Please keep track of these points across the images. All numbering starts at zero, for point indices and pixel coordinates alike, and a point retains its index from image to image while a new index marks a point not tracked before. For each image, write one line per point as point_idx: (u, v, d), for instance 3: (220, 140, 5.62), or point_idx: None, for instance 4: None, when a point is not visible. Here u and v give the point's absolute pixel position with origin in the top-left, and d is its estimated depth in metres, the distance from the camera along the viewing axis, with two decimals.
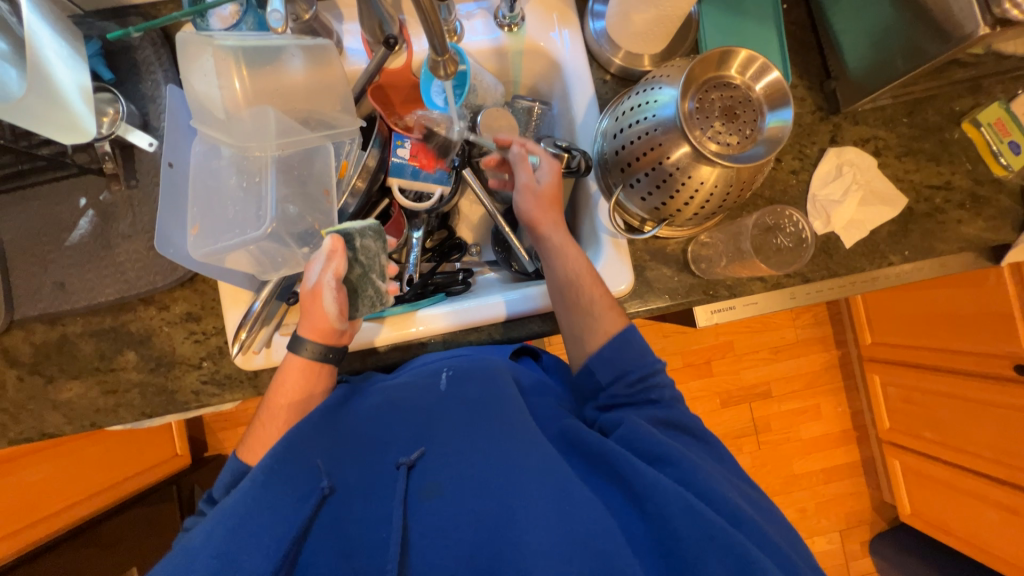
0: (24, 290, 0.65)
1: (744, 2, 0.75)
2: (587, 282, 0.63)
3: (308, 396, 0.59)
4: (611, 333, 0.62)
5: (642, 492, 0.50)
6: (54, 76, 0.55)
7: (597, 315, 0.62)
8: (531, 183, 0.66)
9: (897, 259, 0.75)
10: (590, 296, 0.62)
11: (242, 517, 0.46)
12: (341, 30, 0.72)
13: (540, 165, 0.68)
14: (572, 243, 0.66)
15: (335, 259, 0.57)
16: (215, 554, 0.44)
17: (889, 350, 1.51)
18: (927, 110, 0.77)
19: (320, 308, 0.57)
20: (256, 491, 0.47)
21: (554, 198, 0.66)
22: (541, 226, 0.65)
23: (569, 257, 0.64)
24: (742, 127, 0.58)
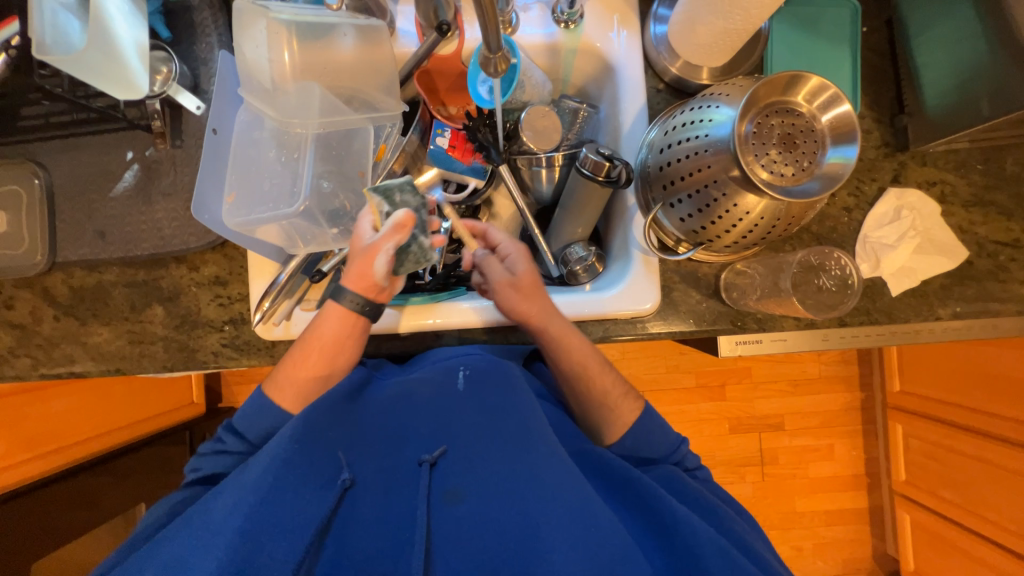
0: (67, 235, 0.68)
1: (819, 21, 0.70)
2: (594, 373, 0.63)
3: (340, 345, 0.59)
4: (630, 424, 0.63)
5: (660, 515, 0.52)
6: (114, 31, 0.56)
7: (614, 406, 0.64)
8: (509, 280, 0.63)
9: (946, 314, 0.70)
10: (602, 388, 0.63)
11: (267, 497, 0.47)
12: (395, 10, 0.71)
13: (511, 256, 0.66)
14: (571, 330, 0.63)
15: (403, 231, 0.54)
16: (239, 530, 0.44)
17: (917, 401, 1.44)
18: (1006, 159, 0.71)
19: (370, 267, 0.55)
20: (282, 471, 0.48)
21: (536, 286, 0.63)
22: (534, 322, 0.62)
23: (569, 348, 0.62)
24: (800, 158, 0.55)
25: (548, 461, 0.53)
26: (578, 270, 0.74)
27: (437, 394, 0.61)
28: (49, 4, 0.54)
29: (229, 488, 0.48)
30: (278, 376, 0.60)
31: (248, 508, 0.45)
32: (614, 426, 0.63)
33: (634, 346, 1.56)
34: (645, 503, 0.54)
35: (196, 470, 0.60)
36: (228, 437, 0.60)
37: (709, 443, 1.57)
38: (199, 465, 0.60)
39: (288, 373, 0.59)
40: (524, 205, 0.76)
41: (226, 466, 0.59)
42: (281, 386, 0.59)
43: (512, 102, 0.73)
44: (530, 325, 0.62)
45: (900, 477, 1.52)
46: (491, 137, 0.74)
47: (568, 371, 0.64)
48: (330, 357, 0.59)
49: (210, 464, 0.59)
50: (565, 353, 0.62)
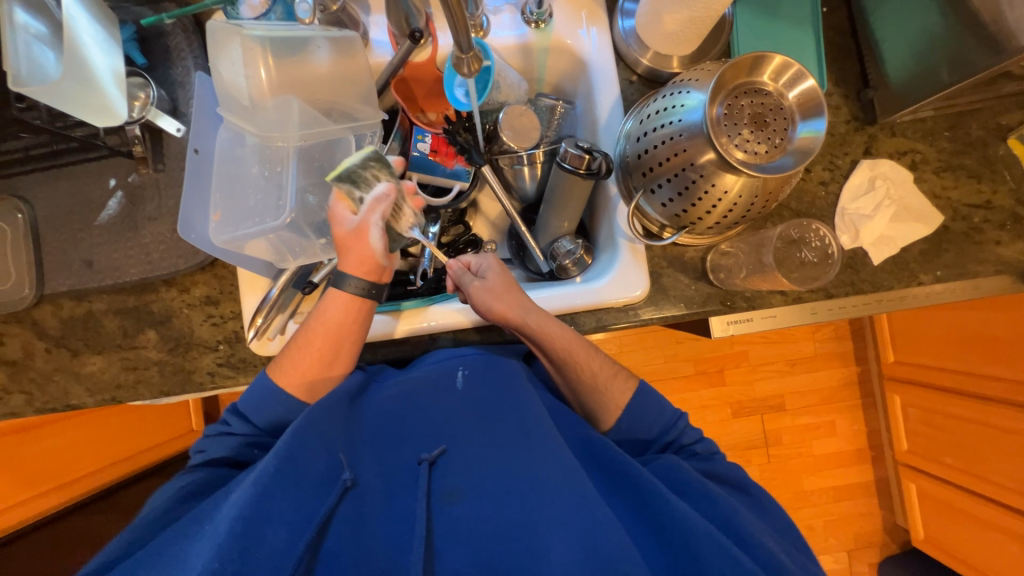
0: (54, 266, 0.68)
1: (781, 4, 0.72)
2: (581, 357, 0.64)
3: (343, 330, 0.62)
4: (624, 404, 0.64)
5: (658, 513, 0.52)
6: (89, 60, 0.57)
7: (604, 388, 0.64)
8: (480, 284, 0.64)
9: (927, 278, 0.72)
10: (589, 370, 0.64)
11: (264, 491, 0.47)
12: (367, 22, 0.72)
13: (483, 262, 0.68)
14: (550, 318, 0.64)
15: (383, 203, 0.60)
16: (237, 520, 0.44)
17: (912, 370, 1.46)
18: (971, 124, 0.74)
19: (366, 245, 0.60)
20: (282, 467, 0.48)
21: (507, 285, 0.64)
22: (511, 316, 0.62)
23: (551, 337, 0.63)
24: (772, 136, 0.56)
25: (548, 460, 0.54)
26: (567, 264, 0.75)
27: (434, 394, 0.61)
28: (22, 36, 0.54)
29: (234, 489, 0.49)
30: (283, 361, 0.62)
31: (245, 500, 0.45)
32: (609, 408, 0.64)
33: (631, 339, 1.57)
34: (643, 499, 0.53)
35: (202, 451, 0.61)
36: (236, 419, 0.62)
37: (713, 429, 1.58)
38: (205, 447, 0.61)
39: (294, 360, 0.61)
40: (510, 204, 0.77)
41: (232, 450, 0.60)
42: (287, 369, 0.61)
43: (489, 103, 0.73)
44: (509, 321, 0.62)
45: (902, 448, 1.53)
46: (471, 139, 0.74)
47: (558, 360, 0.64)
48: (336, 341, 0.61)
49: (215, 447, 0.60)
50: (550, 344, 0.63)
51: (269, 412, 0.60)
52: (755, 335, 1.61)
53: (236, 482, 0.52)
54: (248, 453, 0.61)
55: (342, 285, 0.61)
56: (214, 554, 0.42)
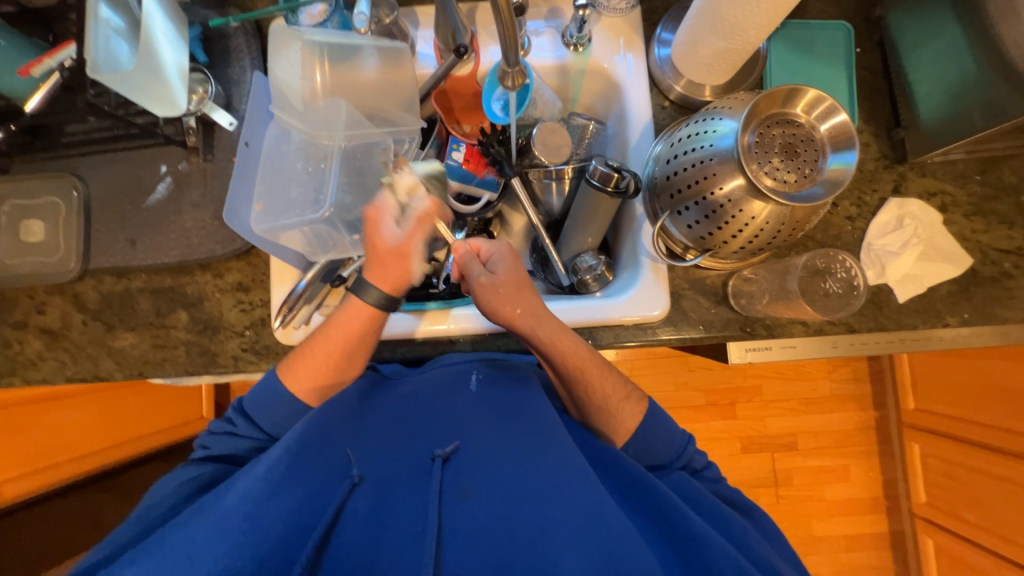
0: (100, 243, 0.71)
1: (815, 43, 0.75)
2: (593, 374, 0.63)
3: (361, 339, 0.62)
4: (633, 429, 0.63)
5: (672, 523, 0.51)
6: (160, 54, 0.61)
7: (614, 409, 0.63)
8: (488, 278, 0.63)
9: (954, 321, 0.71)
10: (601, 392, 0.63)
11: (274, 486, 0.49)
12: (415, 35, 0.76)
13: (494, 255, 0.66)
14: (557, 328, 0.63)
15: (426, 226, 0.63)
16: (246, 516, 0.46)
17: (933, 419, 1.41)
18: (1003, 170, 0.74)
19: (404, 268, 0.62)
20: (290, 464, 0.50)
21: (515, 285, 0.63)
22: (521, 323, 0.62)
23: (558, 347, 0.62)
24: (802, 165, 0.58)
25: (559, 464, 0.54)
26: (587, 280, 0.76)
27: (444, 394, 0.62)
28: (104, 29, 0.59)
29: (240, 479, 0.50)
30: (295, 365, 0.62)
31: (255, 494, 0.48)
32: (617, 433, 0.64)
33: (642, 363, 1.56)
34: (656, 507, 0.53)
35: (206, 447, 0.62)
36: (240, 420, 0.62)
37: (721, 463, 1.55)
38: (209, 443, 0.62)
39: (305, 363, 0.61)
40: (537, 216, 0.79)
41: (239, 449, 0.62)
42: (299, 376, 0.61)
43: (524, 117, 0.77)
44: (518, 326, 0.62)
45: (920, 500, 1.47)
46: (503, 152, 0.78)
47: (567, 373, 0.63)
48: (349, 350, 0.62)
49: (221, 445, 0.61)
50: (558, 352, 0.62)
51: (277, 413, 0.62)
52: (770, 370, 1.58)
53: (240, 471, 0.52)
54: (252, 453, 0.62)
55: (362, 293, 0.61)
56: (225, 546, 0.44)
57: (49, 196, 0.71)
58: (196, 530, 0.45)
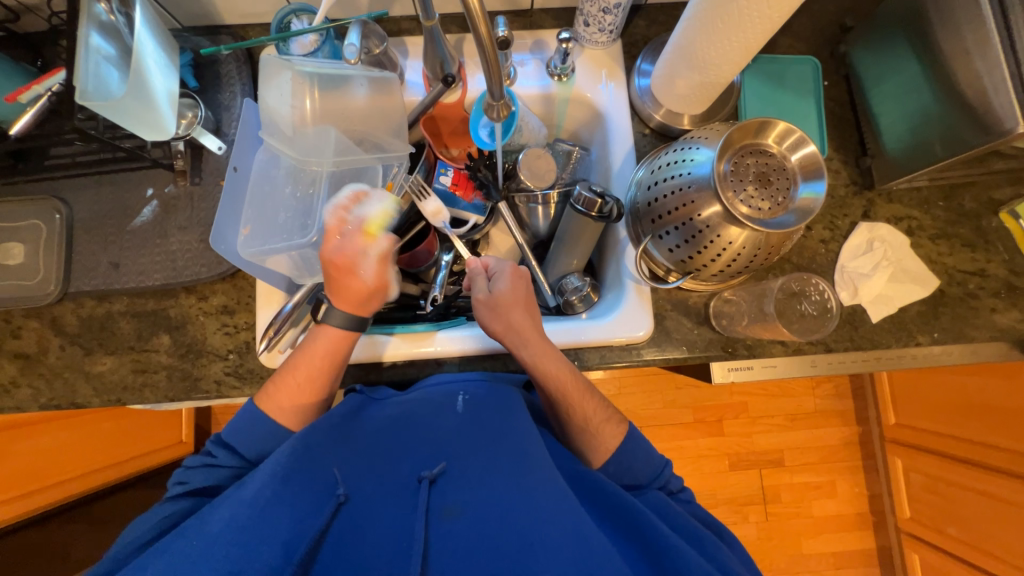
0: (81, 266, 0.71)
1: (786, 77, 0.79)
2: (574, 399, 0.63)
3: (330, 364, 0.62)
4: (613, 449, 0.63)
5: (651, 540, 0.51)
6: (151, 82, 0.61)
7: (593, 431, 0.64)
8: (486, 296, 0.65)
9: (925, 340, 0.74)
10: (582, 413, 0.63)
11: (261, 510, 0.47)
12: (404, 65, 0.78)
13: (497, 275, 0.68)
14: (548, 349, 0.64)
15: (334, 226, 0.63)
16: (234, 542, 0.44)
17: (914, 434, 1.44)
18: (964, 196, 0.78)
19: (346, 279, 0.62)
20: (278, 488, 0.49)
21: (511, 303, 0.65)
22: (509, 340, 0.64)
23: (546, 368, 0.62)
24: (775, 194, 0.60)
25: (548, 482, 0.53)
26: (573, 300, 0.77)
27: (430, 415, 0.62)
28: (94, 57, 0.59)
29: (225, 503, 0.48)
30: (273, 385, 0.62)
31: (242, 517, 0.46)
32: (596, 455, 0.64)
33: (630, 381, 1.57)
34: (633, 523, 0.53)
35: (184, 483, 0.57)
36: (220, 450, 0.59)
37: (710, 480, 1.55)
38: (187, 478, 0.57)
39: (293, 378, 0.61)
40: (522, 239, 0.81)
41: (216, 480, 0.58)
42: (280, 398, 0.60)
43: (511, 143, 0.79)
44: (507, 344, 0.64)
45: (904, 515, 1.49)
46: (490, 176, 0.80)
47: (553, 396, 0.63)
48: (327, 368, 0.62)
49: (201, 478, 0.57)
50: (546, 374, 0.62)
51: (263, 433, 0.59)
52: (756, 387, 1.60)
53: (222, 497, 0.50)
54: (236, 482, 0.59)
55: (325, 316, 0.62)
56: (212, 573, 0.42)
57: (29, 218, 0.71)
58: (180, 557, 0.43)
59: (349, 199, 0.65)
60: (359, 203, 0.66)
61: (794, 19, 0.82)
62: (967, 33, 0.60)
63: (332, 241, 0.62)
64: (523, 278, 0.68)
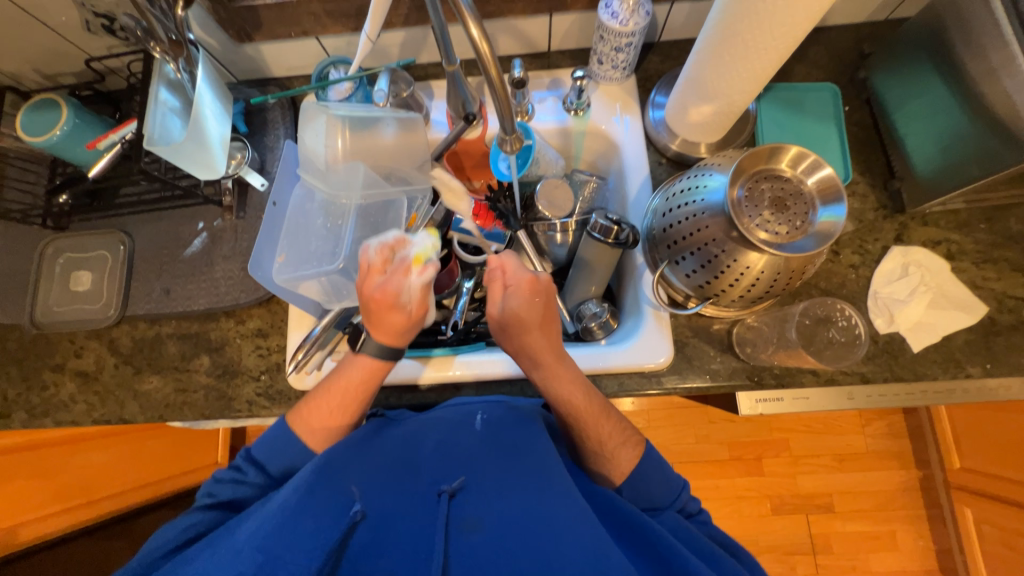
0: (138, 292, 0.78)
1: (804, 103, 0.79)
2: (591, 423, 0.60)
3: (357, 394, 0.62)
4: (629, 472, 0.60)
5: (667, 559, 0.49)
6: (207, 129, 0.69)
7: (608, 455, 0.61)
8: (496, 319, 0.61)
9: (976, 371, 0.69)
10: (597, 436, 0.60)
11: (286, 519, 0.48)
12: (430, 105, 0.84)
13: (513, 286, 0.61)
14: (569, 373, 0.61)
15: (365, 269, 0.60)
16: (260, 548, 0.46)
17: (983, 481, 1.29)
18: (1009, 218, 0.73)
19: (377, 317, 0.59)
20: (302, 496, 0.49)
21: (538, 321, 0.60)
22: (522, 358, 0.62)
23: (564, 392, 0.60)
24: (793, 218, 0.59)
25: (567, 499, 0.51)
26: (592, 327, 0.77)
27: (449, 430, 0.61)
28: (161, 109, 0.67)
29: (250, 516, 0.51)
30: (303, 405, 0.63)
31: (268, 529, 0.47)
32: (611, 475, 0.61)
33: (660, 414, 1.51)
34: (652, 548, 0.51)
35: (212, 495, 0.59)
36: (250, 467, 0.61)
37: (750, 525, 1.44)
38: (215, 491, 0.60)
39: (310, 411, 0.62)
40: (543, 267, 0.81)
41: (248, 497, 0.60)
42: (313, 426, 0.61)
43: (529, 175, 0.83)
44: (527, 362, 0.61)
45: None
46: (510, 207, 0.81)
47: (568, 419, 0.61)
48: (358, 398, 0.62)
49: (229, 493, 0.60)
50: (558, 397, 0.60)
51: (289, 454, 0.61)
52: (798, 423, 1.50)
53: (249, 511, 0.53)
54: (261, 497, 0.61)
55: (362, 345, 0.62)
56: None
57: (99, 250, 0.79)
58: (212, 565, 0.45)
59: (394, 243, 0.62)
60: (397, 246, 0.61)
61: (810, 47, 0.82)
62: (991, 53, 0.59)
63: (360, 287, 0.60)
64: (541, 293, 0.61)
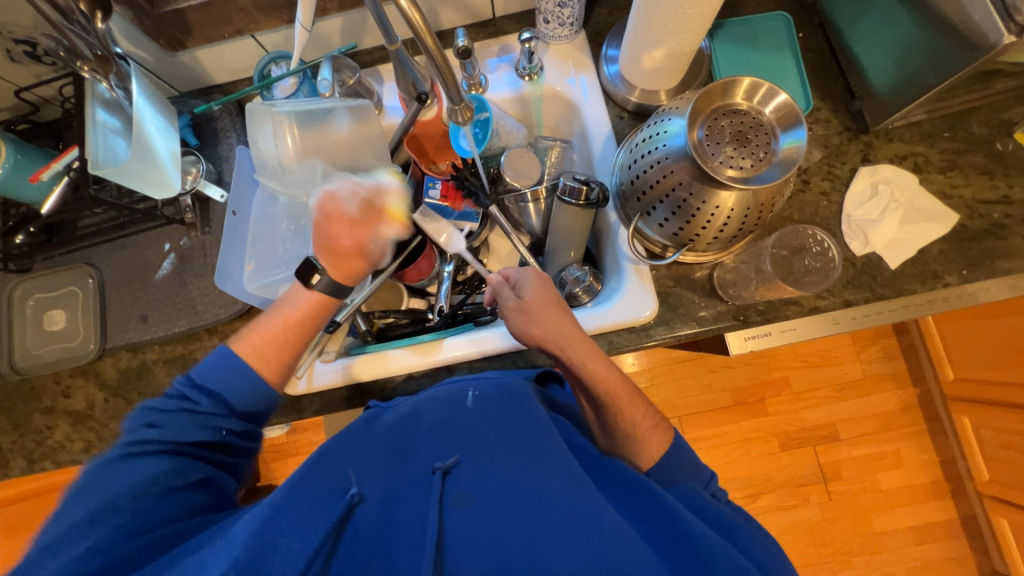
0: (115, 323, 0.77)
1: (757, 36, 0.78)
2: (625, 404, 0.60)
3: (303, 322, 0.62)
4: (659, 457, 0.59)
5: (669, 521, 0.48)
6: (154, 145, 0.67)
7: (640, 438, 0.60)
8: (515, 303, 0.63)
9: (954, 279, 0.69)
10: (630, 419, 0.60)
11: (279, 506, 0.47)
12: (381, 91, 0.82)
13: (523, 279, 0.65)
14: (592, 354, 0.61)
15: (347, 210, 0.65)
16: (253, 533, 0.45)
17: (977, 387, 1.34)
18: (972, 123, 0.74)
19: (343, 249, 0.64)
20: (297, 484, 0.49)
21: (544, 300, 0.62)
22: (549, 343, 0.61)
23: (597, 372, 0.60)
24: (755, 150, 0.59)
25: (555, 464, 0.52)
26: (577, 292, 0.77)
27: (443, 409, 0.60)
28: (102, 130, 0.65)
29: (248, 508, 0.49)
30: (246, 332, 0.61)
31: (261, 516, 0.46)
32: (639, 460, 0.60)
33: (661, 371, 1.53)
34: (656, 510, 0.49)
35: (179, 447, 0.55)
36: (207, 397, 0.56)
37: (760, 463, 1.48)
38: (163, 421, 0.54)
39: (260, 338, 0.60)
40: (520, 241, 0.81)
41: (205, 431, 0.55)
42: (264, 355, 0.59)
43: (491, 148, 0.82)
44: (549, 347, 0.61)
45: (983, 477, 1.37)
46: (478, 183, 0.80)
47: (602, 404, 0.61)
48: (308, 329, 0.62)
49: (179, 425, 0.54)
50: (594, 379, 0.60)
51: (247, 391, 0.57)
52: (795, 359, 1.53)
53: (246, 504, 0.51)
54: (217, 433, 0.56)
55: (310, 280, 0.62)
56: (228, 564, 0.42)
57: (67, 286, 0.78)
58: (207, 553, 0.45)
59: (367, 190, 0.67)
60: (375, 194, 0.68)
61: None
62: None
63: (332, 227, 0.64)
64: (547, 279, 0.66)
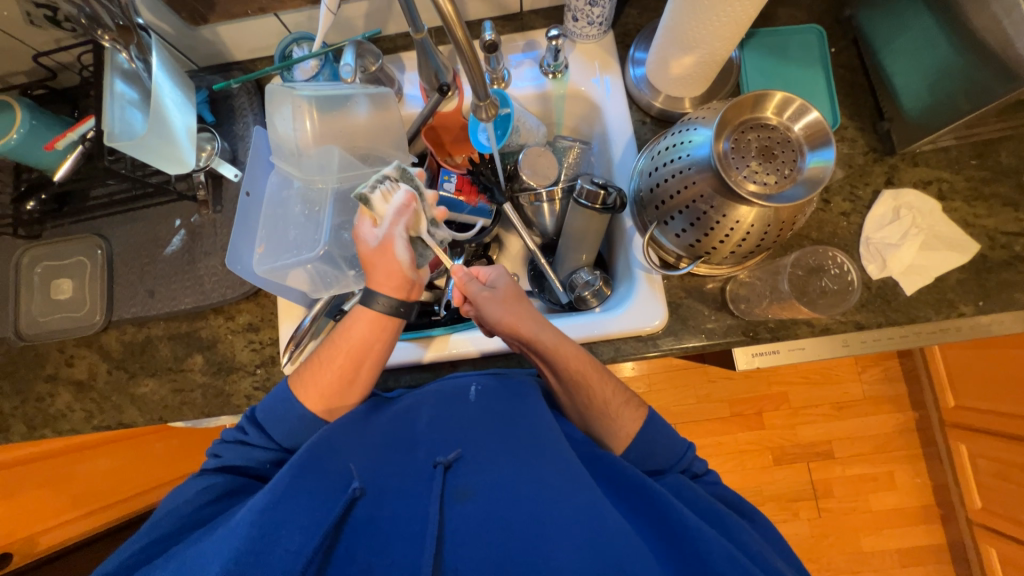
0: (121, 296, 0.76)
1: (788, 48, 0.76)
2: (595, 381, 0.60)
3: (368, 349, 0.59)
4: (634, 434, 0.59)
5: (667, 519, 0.49)
6: (171, 120, 0.66)
7: (614, 416, 0.59)
8: (488, 293, 0.62)
9: (969, 309, 0.69)
10: (602, 396, 0.60)
11: (279, 496, 0.47)
12: (402, 79, 0.81)
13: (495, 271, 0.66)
14: (564, 339, 0.60)
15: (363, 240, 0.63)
16: (254, 522, 0.45)
17: (977, 416, 1.33)
18: (1001, 152, 0.72)
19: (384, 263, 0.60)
20: (296, 473, 0.49)
21: (515, 295, 0.63)
22: (522, 329, 0.60)
23: (567, 355, 0.59)
24: (780, 167, 0.58)
25: (557, 462, 0.52)
26: (586, 295, 0.77)
27: (443, 405, 0.59)
28: (119, 102, 0.64)
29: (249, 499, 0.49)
30: (306, 373, 0.59)
31: (259, 507, 0.46)
32: (614, 440, 0.59)
33: (660, 377, 1.53)
34: (656, 510, 0.50)
35: (217, 457, 0.58)
36: (253, 429, 0.59)
37: (753, 476, 1.48)
38: (221, 453, 0.58)
39: (320, 372, 0.58)
40: (531, 240, 0.79)
41: (250, 459, 0.58)
42: (322, 382, 0.58)
43: (509, 145, 0.79)
44: (520, 334, 0.60)
45: (975, 505, 1.37)
46: (493, 177, 0.79)
47: (571, 383, 0.60)
48: (373, 354, 0.60)
49: (231, 455, 0.58)
50: (564, 363, 0.59)
51: (291, 419, 0.58)
52: (796, 375, 1.52)
53: None
54: (261, 464, 0.58)
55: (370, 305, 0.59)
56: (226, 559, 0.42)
57: (75, 255, 0.77)
58: (209, 546, 0.45)
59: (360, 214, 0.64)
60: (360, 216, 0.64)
61: None
62: None
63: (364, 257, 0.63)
64: None
